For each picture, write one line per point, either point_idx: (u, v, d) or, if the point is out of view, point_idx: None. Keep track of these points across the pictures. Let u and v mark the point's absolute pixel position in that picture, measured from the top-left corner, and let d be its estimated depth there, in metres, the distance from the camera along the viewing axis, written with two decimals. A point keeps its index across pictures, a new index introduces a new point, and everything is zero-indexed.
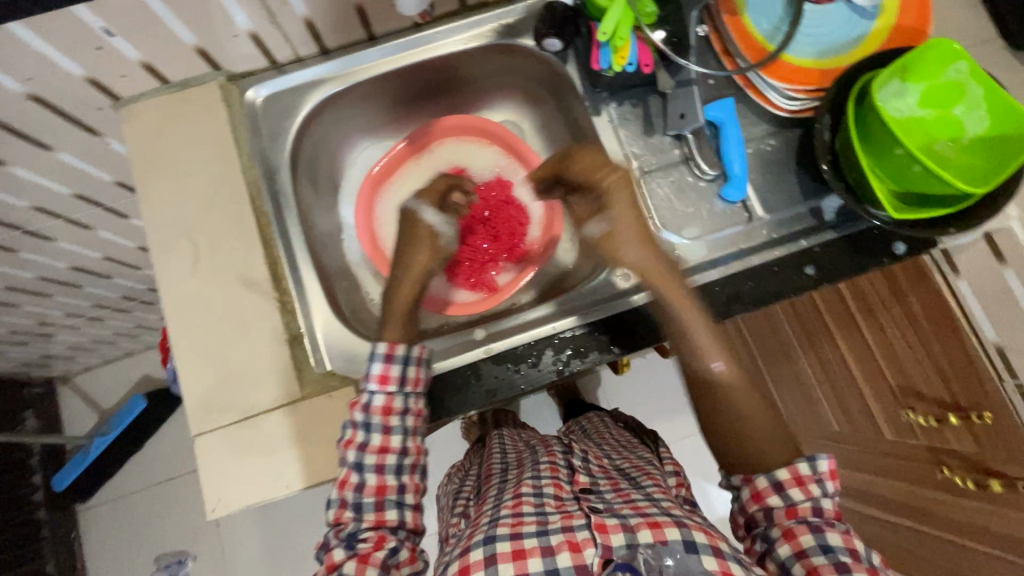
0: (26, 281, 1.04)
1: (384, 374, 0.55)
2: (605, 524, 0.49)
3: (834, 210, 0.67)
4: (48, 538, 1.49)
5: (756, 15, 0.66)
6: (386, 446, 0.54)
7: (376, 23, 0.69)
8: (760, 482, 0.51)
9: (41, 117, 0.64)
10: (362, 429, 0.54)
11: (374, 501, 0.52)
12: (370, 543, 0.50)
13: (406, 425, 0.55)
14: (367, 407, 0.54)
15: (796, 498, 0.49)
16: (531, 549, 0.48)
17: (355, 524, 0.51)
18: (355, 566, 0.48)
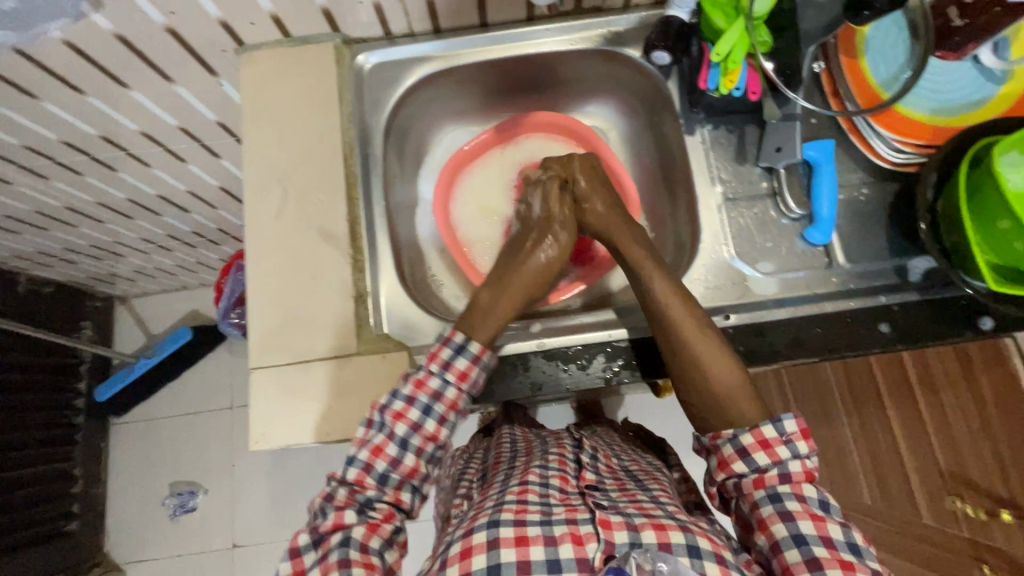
0: (116, 199, 1.11)
1: (464, 372, 0.56)
2: (609, 521, 0.50)
3: (921, 272, 0.64)
4: (81, 442, 1.58)
5: (875, 61, 0.64)
6: (434, 436, 0.54)
7: (491, 11, 0.71)
8: (724, 449, 0.53)
9: (172, 48, 0.69)
10: (418, 411, 0.54)
11: (401, 480, 0.53)
12: (381, 514, 0.52)
13: (457, 425, 0.56)
14: (436, 393, 0.55)
15: (761, 465, 0.51)
16: (535, 537, 0.49)
17: (375, 494, 0.52)
18: (365, 531, 0.50)
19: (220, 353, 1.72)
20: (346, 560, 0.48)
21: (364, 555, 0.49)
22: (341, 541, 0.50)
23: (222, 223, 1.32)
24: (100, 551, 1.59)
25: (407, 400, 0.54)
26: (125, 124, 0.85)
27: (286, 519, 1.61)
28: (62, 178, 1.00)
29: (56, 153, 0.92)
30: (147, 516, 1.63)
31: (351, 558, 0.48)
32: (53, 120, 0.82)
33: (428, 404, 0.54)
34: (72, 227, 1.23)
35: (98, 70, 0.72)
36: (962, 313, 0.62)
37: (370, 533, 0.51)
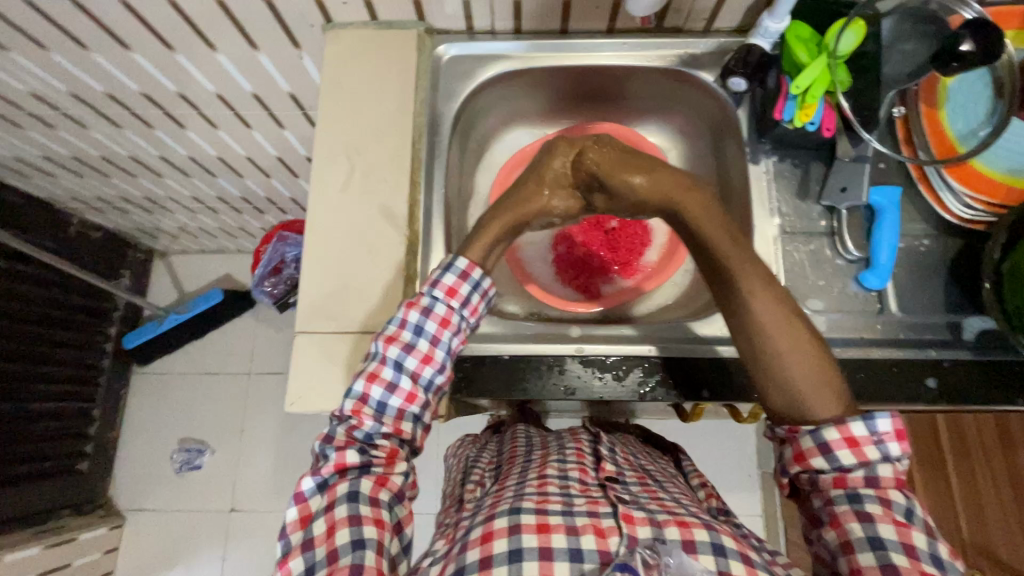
0: (178, 156, 1.15)
1: (453, 288, 0.59)
2: (632, 516, 0.53)
3: (975, 332, 0.63)
4: (103, 386, 1.63)
5: (955, 114, 0.63)
6: (428, 358, 0.58)
7: (573, 19, 0.72)
8: (805, 442, 0.52)
9: (265, 17, 0.71)
10: (410, 333, 0.58)
11: (398, 408, 0.57)
12: (384, 449, 0.56)
13: (451, 345, 0.59)
14: (426, 311, 0.58)
15: (844, 463, 0.51)
16: (556, 526, 0.52)
17: (374, 426, 0.56)
18: (371, 485, 0.55)
19: (246, 319, 1.76)
20: (356, 515, 0.52)
21: (374, 510, 0.54)
22: (348, 488, 0.54)
23: (272, 194, 1.35)
24: (104, 494, 1.63)
25: (399, 326, 0.58)
26: (204, 84, 0.89)
27: (286, 491, 1.63)
28: (134, 128, 1.04)
29: (134, 104, 0.96)
30: (153, 467, 1.66)
31: (360, 514, 0.53)
32: (139, 71, 0.86)
33: (419, 326, 0.58)
34: (131, 178, 1.27)
35: (192, 29, 0.75)
36: (1014, 379, 0.61)
37: (378, 487, 0.55)
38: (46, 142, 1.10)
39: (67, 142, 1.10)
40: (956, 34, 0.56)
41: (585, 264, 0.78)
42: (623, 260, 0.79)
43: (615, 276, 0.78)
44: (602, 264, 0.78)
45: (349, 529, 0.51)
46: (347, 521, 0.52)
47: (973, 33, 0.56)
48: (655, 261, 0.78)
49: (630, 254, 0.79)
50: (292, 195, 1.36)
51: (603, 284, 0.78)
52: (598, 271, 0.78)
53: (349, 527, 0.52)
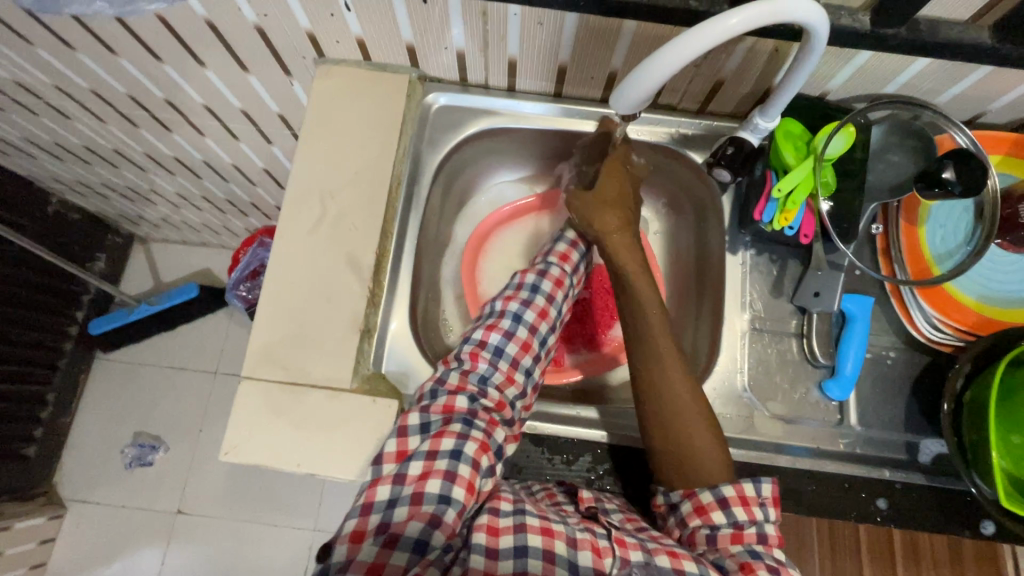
0: (164, 154, 1.14)
1: (563, 255, 0.70)
2: (625, 540, 0.51)
3: (931, 455, 0.62)
4: (63, 370, 1.59)
5: (933, 232, 0.63)
6: (544, 314, 0.65)
7: (567, 84, 0.71)
8: (704, 498, 0.53)
9: (255, 43, 0.70)
10: (528, 293, 0.66)
11: (511, 360, 0.61)
12: (492, 402, 0.58)
13: (561, 307, 0.67)
14: (540, 274, 0.67)
15: (721, 524, 0.52)
16: (560, 532, 0.51)
17: (487, 374, 0.59)
18: (475, 448, 0.53)
19: (219, 317, 1.73)
20: (452, 471, 0.52)
21: (471, 473, 0.53)
22: (454, 440, 0.53)
23: (257, 200, 1.33)
24: (49, 481, 1.58)
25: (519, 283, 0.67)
26: (192, 95, 0.87)
27: (237, 498, 1.59)
28: (119, 125, 1.02)
29: (120, 103, 0.94)
30: (104, 459, 1.62)
31: (457, 472, 0.52)
32: (125, 74, 0.84)
33: (518, 314, 0.63)
34: (115, 168, 1.25)
35: (181, 44, 0.74)
36: (963, 510, 0.60)
37: (480, 451, 0.54)
38: (29, 127, 1.08)
39: (51, 128, 1.08)
40: (941, 161, 0.56)
41: None
42: (591, 331, 0.78)
43: (580, 349, 0.77)
44: (568, 333, 0.77)
45: (441, 481, 0.51)
46: (441, 473, 0.52)
47: (955, 162, 0.55)
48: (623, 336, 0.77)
49: (599, 326, 0.78)
50: (277, 204, 1.34)
51: (567, 352, 0.77)
52: (563, 339, 0.77)
53: (443, 478, 0.51)
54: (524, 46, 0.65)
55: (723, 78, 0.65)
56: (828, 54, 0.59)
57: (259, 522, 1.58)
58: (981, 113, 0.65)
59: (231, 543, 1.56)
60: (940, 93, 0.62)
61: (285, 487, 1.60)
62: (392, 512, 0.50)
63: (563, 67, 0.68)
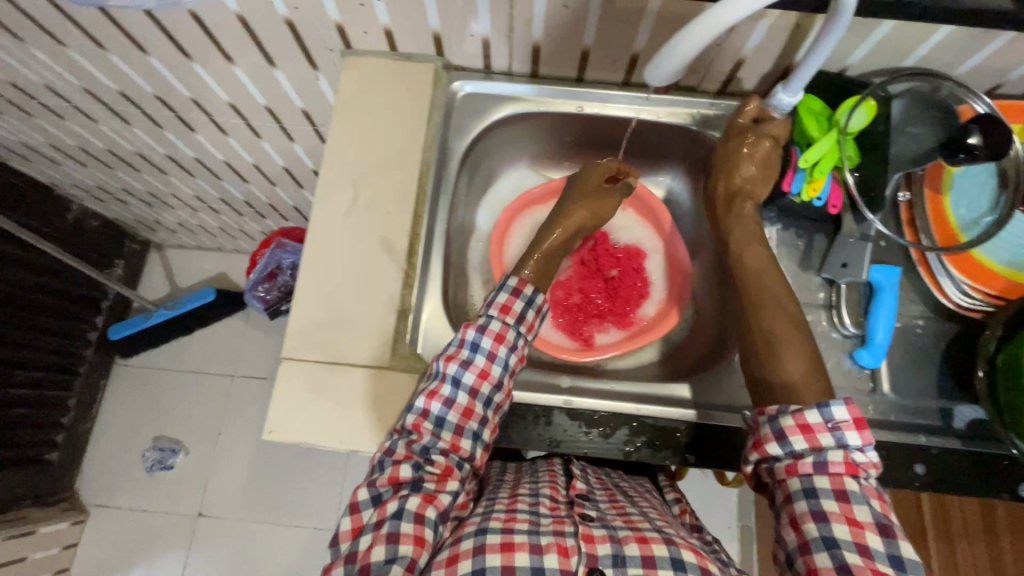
0: (186, 156, 1.16)
1: (507, 305, 0.62)
2: (591, 536, 0.55)
3: (966, 421, 0.63)
4: (83, 374, 1.60)
5: (959, 200, 0.64)
6: (485, 374, 0.59)
7: (590, 69, 0.73)
8: (810, 417, 0.52)
9: (284, 38, 0.72)
10: (468, 351, 0.60)
11: (456, 424, 0.57)
12: (440, 464, 0.56)
13: (509, 362, 0.61)
14: (482, 329, 0.61)
15: (798, 450, 0.52)
16: (521, 544, 0.53)
17: (431, 442, 0.57)
18: (418, 503, 0.54)
19: (235, 320, 1.74)
20: (395, 533, 0.52)
21: (417, 530, 0.53)
22: (398, 504, 0.54)
23: (274, 200, 1.35)
24: (70, 487, 1.59)
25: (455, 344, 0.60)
26: (218, 93, 0.89)
27: (256, 500, 1.60)
28: (144, 126, 1.04)
29: (146, 104, 0.96)
30: (125, 463, 1.63)
31: (399, 533, 0.52)
32: (153, 73, 0.86)
33: (475, 343, 0.60)
34: (136, 172, 1.27)
35: (211, 41, 0.75)
36: (1003, 475, 0.60)
37: (421, 522, 0.53)
38: (54, 132, 1.11)
39: (76, 132, 1.10)
40: (966, 126, 0.57)
41: (581, 310, 0.77)
42: (620, 310, 0.78)
43: (610, 327, 0.76)
44: (598, 312, 0.77)
45: (385, 546, 0.52)
46: (385, 538, 0.52)
47: (981, 127, 0.56)
48: (652, 315, 0.78)
49: (627, 304, 0.78)
50: (295, 204, 1.35)
51: (597, 331, 0.77)
52: (593, 319, 0.77)
53: (387, 544, 0.52)
54: (549, 30, 0.66)
55: (746, 56, 0.66)
56: (851, 27, 0.60)
57: (278, 523, 1.58)
58: (1000, 84, 0.66)
59: (252, 545, 1.56)
60: (959, 64, 0.63)
61: (304, 487, 1.61)
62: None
63: (586, 51, 0.69)
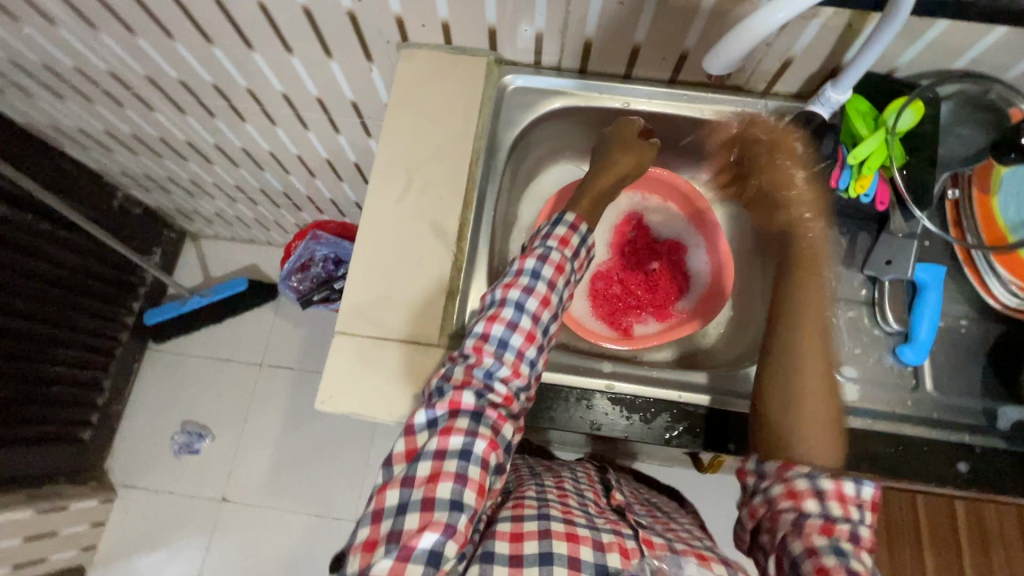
0: (233, 146, 1.20)
1: (565, 238, 0.64)
2: (651, 541, 0.60)
3: (1011, 422, 0.62)
4: (119, 357, 1.65)
5: (1009, 202, 0.63)
6: (546, 301, 0.61)
7: (638, 66, 0.75)
8: (846, 485, 0.54)
9: (345, 30, 0.76)
10: (528, 278, 0.61)
11: (519, 351, 0.58)
12: (502, 393, 0.57)
13: (563, 293, 0.63)
14: (542, 259, 0.62)
15: (799, 487, 0.55)
16: (584, 538, 0.56)
17: (493, 367, 0.57)
18: (484, 447, 0.54)
19: (265, 310, 1.78)
20: (462, 475, 0.53)
21: (480, 476, 0.54)
22: (463, 439, 0.54)
23: (312, 193, 1.39)
24: (100, 466, 1.63)
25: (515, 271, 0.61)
26: (273, 83, 0.93)
27: (277, 487, 1.62)
28: (198, 115, 1.09)
29: (203, 94, 1.00)
30: (154, 445, 1.67)
31: (467, 477, 0.53)
32: (215, 63, 0.90)
33: (536, 271, 0.61)
34: (183, 160, 1.32)
35: (274, 32, 0.79)
36: None
37: (487, 460, 0.55)
38: (111, 118, 1.16)
39: (132, 120, 1.15)
40: (1017, 127, 0.59)
41: (621, 301, 0.79)
42: (659, 302, 0.79)
43: (649, 319, 0.78)
44: (637, 303, 0.79)
45: (452, 484, 0.52)
46: (451, 478, 0.53)
47: None
48: (692, 309, 0.79)
49: (666, 297, 0.79)
50: (332, 197, 1.39)
51: (636, 322, 0.79)
52: (632, 310, 0.79)
53: (454, 483, 0.52)
54: (602, 27, 0.68)
55: (794, 56, 0.68)
56: (903, 28, 0.61)
57: (299, 511, 1.60)
58: None
59: (273, 531, 1.58)
60: (1010, 68, 0.64)
61: (325, 477, 1.63)
62: (401, 520, 0.51)
63: (636, 48, 0.71)
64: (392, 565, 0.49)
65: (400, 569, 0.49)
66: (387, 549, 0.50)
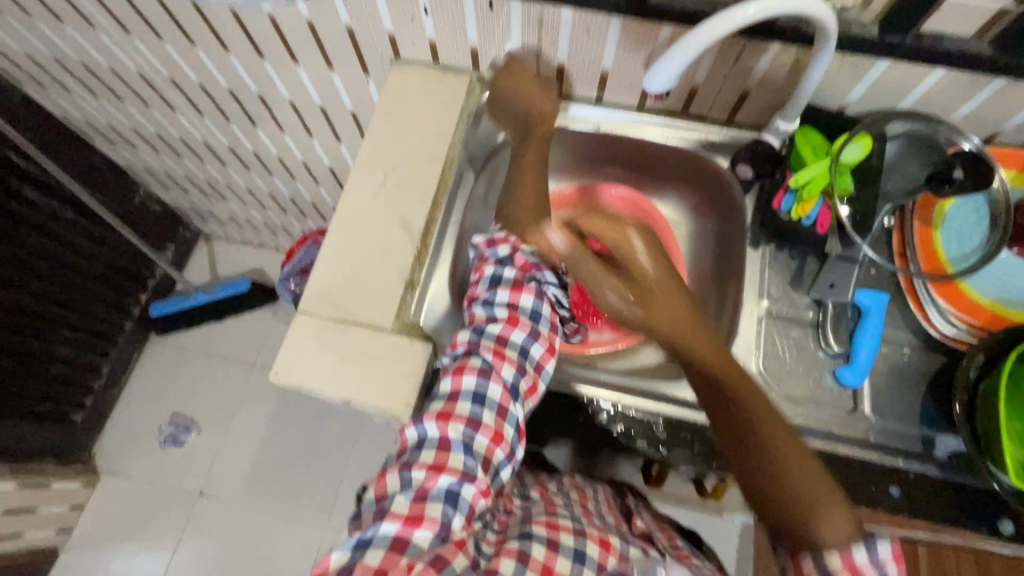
0: (246, 149, 1.29)
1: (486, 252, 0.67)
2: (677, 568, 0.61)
3: (947, 451, 0.63)
4: (120, 345, 1.71)
5: (948, 237, 0.67)
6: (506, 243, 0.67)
7: (609, 91, 0.80)
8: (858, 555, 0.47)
9: (343, 44, 0.83)
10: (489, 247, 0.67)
11: (513, 280, 0.64)
12: (504, 319, 0.62)
13: (509, 256, 0.66)
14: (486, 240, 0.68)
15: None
16: (613, 550, 0.60)
17: (493, 302, 0.63)
18: (499, 394, 0.57)
19: (265, 313, 1.84)
20: (475, 420, 0.55)
21: (496, 423, 0.56)
22: (474, 378, 0.57)
23: (317, 200, 1.46)
24: (88, 450, 1.67)
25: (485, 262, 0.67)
26: (282, 91, 1.01)
27: (256, 487, 1.64)
28: (214, 118, 1.18)
29: (219, 98, 1.09)
30: (142, 434, 1.71)
31: (480, 421, 0.55)
32: (230, 69, 0.99)
33: (492, 240, 0.67)
34: (200, 161, 1.41)
35: (282, 43, 0.87)
36: (976, 508, 0.60)
37: (505, 398, 0.57)
38: (138, 116, 1.26)
39: (155, 119, 1.25)
40: (950, 160, 0.64)
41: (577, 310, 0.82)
42: None
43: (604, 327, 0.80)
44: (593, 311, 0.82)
45: (464, 426, 0.54)
46: (463, 419, 0.55)
47: (965, 163, 0.63)
48: None
49: None
50: (335, 205, 1.46)
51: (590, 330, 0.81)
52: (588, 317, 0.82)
53: (466, 425, 0.55)
54: (573, 52, 0.74)
55: (749, 88, 0.72)
56: (847, 64, 0.65)
57: (273, 513, 1.61)
58: (996, 133, 0.69)
59: (247, 531, 1.59)
60: (954, 110, 0.67)
61: (305, 482, 1.64)
62: (417, 454, 0.53)
63: (605, 73, 0.77)
64: (410, 503, 0.50)
65: (420, 508, 0.50)
66: (402, 484, 0.52)
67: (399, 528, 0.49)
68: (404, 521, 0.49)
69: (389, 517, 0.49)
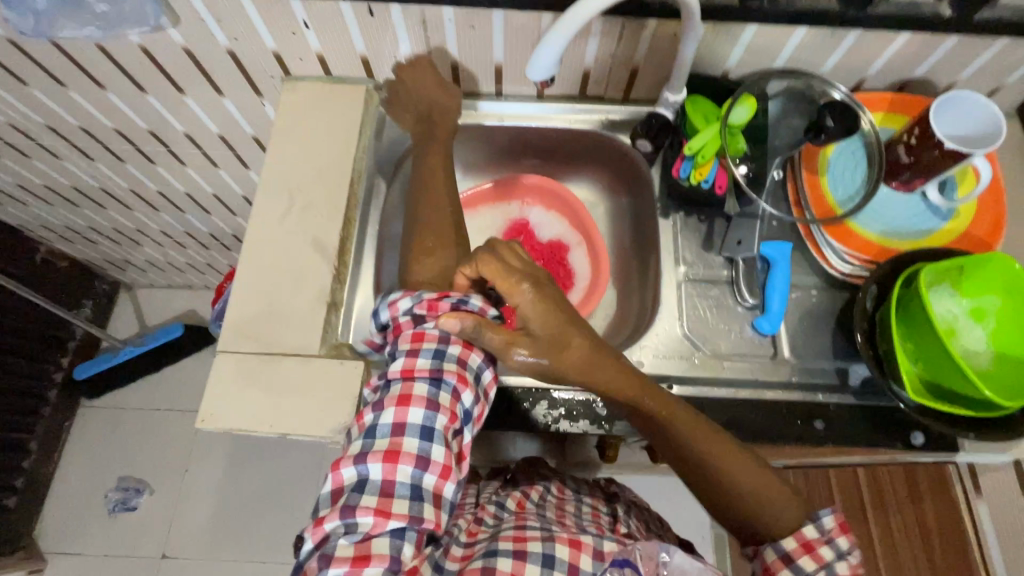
0: (149, 189, 1.21)
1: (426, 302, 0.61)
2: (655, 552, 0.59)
3: (860, 379, 0.68)
4: (46, 417, 1.58)
5: (835, 182, 0.72)
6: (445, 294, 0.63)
7: (507, 83, 0.80)
8: (809, 532, 0.55)
9: (228, 67, 0.80)
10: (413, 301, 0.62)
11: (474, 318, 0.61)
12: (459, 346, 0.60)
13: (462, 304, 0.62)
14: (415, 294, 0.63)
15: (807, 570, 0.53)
16: (585, 546, 0.58)
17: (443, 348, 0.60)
18: (445, 423, 0.55)
19: (204, 356, 1.75)
20: (424, 457, 0.53)
21: (445, 456, 0.54)
22: (422, 412, 0.55)
23: (238, 232, 1.40)
24: (28, 534, 1.54)
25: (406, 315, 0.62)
26: (173, 124, 0.96)
27: (223, 537, 1.56)
28: (106, 161, 1.10)
29: (107, 139, 1.03)
30: (88, 505, 1.59)
31: (430, 457, 0.54)
32: (111, 108, 0.93)
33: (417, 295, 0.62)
34: (101, 208, 1.32)
35: (162, 73, 0.83)
36: (894, 426, 0.65)
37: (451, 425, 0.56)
38: (19, 170, 1.16)
39: (41, 170, 1.16)
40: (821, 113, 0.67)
41: None
42: None
43: None
44: None
45: (413, 466, 0.53)
46: (411, 457, 0.53)
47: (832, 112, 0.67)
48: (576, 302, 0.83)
49: None
50: None
51: None
52: None
53: (416, 464, 0.53)
54: (463, 49, 0.74)
55: (638, 64, 0.75)
56: (719, 33, 0.68)
57: (245, 560, 1.54)
58: (861, 80, 0.74)
59: None
60: (822, 63, 0.72)
61: (273, 523, 1.58)
62: (357, 496, 0.51)
63: (499, 67, 0.77)
64: (355, 544, 0.49)
65: (367, 547, 0.49)
66: (346, 528, 0.50)
67: (347, 569, 0.48)
68: (351, 562, 0.48)
69: (335, 561, 0.48)
